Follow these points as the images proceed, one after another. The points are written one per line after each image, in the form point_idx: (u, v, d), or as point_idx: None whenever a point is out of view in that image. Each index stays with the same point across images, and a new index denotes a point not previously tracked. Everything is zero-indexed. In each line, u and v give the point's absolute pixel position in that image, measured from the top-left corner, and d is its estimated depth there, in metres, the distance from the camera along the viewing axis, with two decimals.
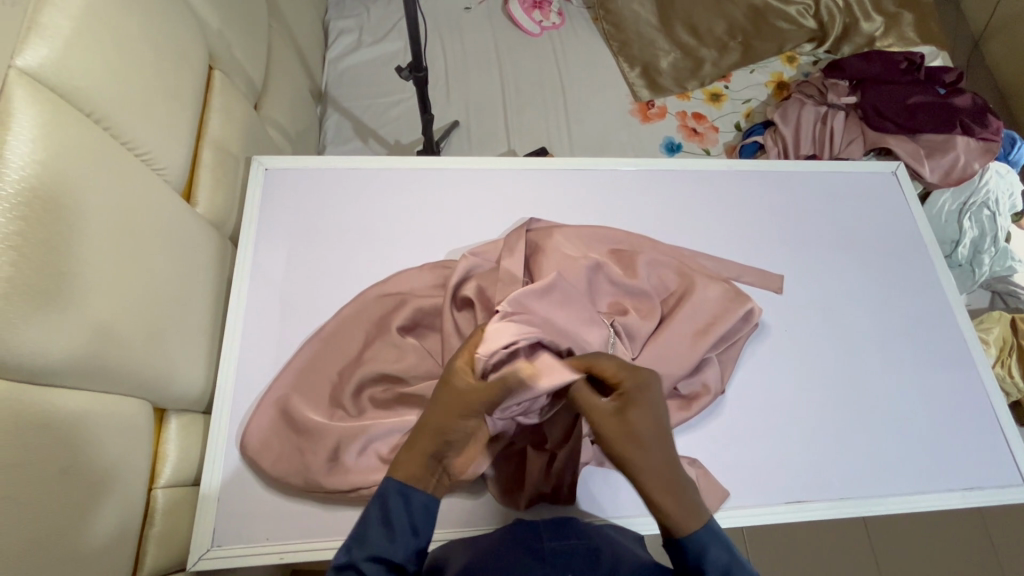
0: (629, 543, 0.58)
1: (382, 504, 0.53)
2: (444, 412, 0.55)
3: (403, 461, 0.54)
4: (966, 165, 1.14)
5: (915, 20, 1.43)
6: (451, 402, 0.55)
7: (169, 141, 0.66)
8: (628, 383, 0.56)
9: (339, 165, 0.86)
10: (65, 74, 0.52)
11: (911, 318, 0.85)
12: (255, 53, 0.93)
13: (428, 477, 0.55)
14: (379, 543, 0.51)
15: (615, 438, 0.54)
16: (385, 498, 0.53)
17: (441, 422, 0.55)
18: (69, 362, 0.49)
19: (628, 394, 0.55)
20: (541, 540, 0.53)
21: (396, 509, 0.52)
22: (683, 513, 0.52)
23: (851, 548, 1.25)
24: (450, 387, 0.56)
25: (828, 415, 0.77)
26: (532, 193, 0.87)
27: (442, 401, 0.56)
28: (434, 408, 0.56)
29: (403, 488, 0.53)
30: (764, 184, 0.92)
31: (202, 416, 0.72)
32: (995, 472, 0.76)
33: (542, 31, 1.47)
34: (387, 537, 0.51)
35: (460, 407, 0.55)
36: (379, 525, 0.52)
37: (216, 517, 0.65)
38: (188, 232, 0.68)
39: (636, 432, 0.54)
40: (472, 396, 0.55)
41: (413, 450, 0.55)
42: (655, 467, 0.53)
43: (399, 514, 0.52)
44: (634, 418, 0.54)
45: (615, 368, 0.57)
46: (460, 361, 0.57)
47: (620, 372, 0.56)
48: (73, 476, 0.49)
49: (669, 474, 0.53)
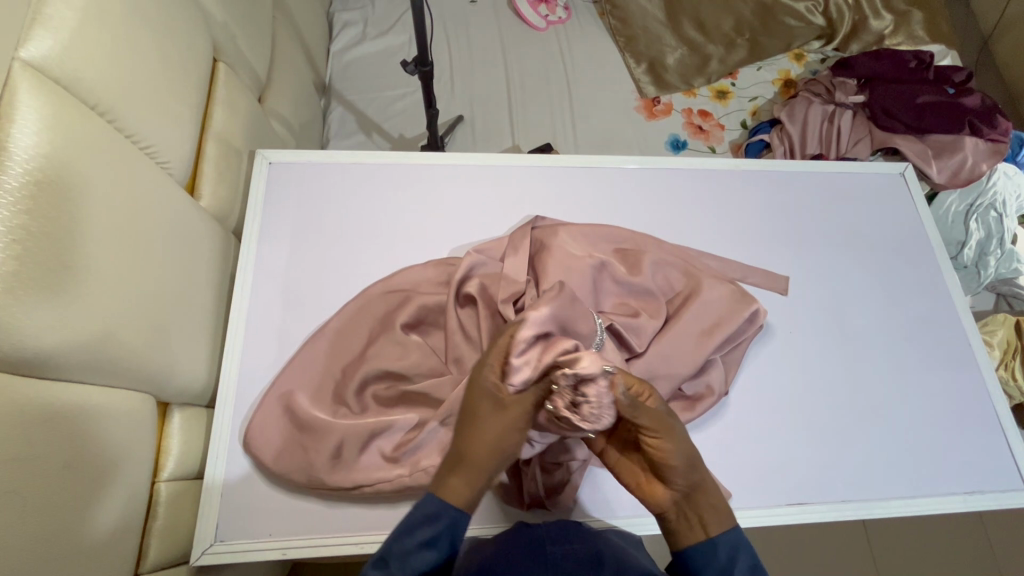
0: (634, 551, 0.57)
1: (430, 523, 0.52)
2: (492, 430, 0.55)
3: (454, 482, 0.54)
4: (974, 165, 1.13)
5: (925, 17, 1.41)
6: (495, 419, 0.56)
7: (174, 133, 0.65)
8: (657, 400, 0.55)
9: (342, 160, 0.85)
10: (69, 66, 0.52)
11: (916, 321, 0.84)
12: (260, 44, 0.92)
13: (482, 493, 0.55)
14: (419, 563, 0.50)
15: (668, 444, 0.54)
16: (435, 518, 0.52)
17: (493, 438, 0.55)
18: (74, 356, 0.49)
19: (660, 408, 0.55)
20: (547, 545, 0.52)
21: (443, 529, 0.52)
22: (721, 508, 0.55)
23: (849, 546, 1.26)
24: (490, 405, 0.56)
25: (832, 418, 0.76)
26: (537, 190, 0.86)
27: (488, 419, 0.56)
28: (480, 430, 0.55)
29: (449, 510, 0.53)
30: (770, 184, 0.91)
31: (205, 410, 0.72)
32: (996, 477, 0.76)
33: (548, 25, 1.46)
34: (427, 556, 0.51)
35: (509, 423, 0.55)
36: (425, 547, 0.51)
37: (218, 513, 0.65)
38: (191, 227, 0.68)
39: (678, 437, 0.55)
40: (515, 406, 0.56)
41: (462, 469, 0.55)
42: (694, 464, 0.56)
43: (442, 537, 0.52)
44: (672, 427, 0.55)
45: (642, 378, 0.56)
46: (489, 372, 0.58)
47: (647, 388, 0.55)
48: (77, 470, 0.49)
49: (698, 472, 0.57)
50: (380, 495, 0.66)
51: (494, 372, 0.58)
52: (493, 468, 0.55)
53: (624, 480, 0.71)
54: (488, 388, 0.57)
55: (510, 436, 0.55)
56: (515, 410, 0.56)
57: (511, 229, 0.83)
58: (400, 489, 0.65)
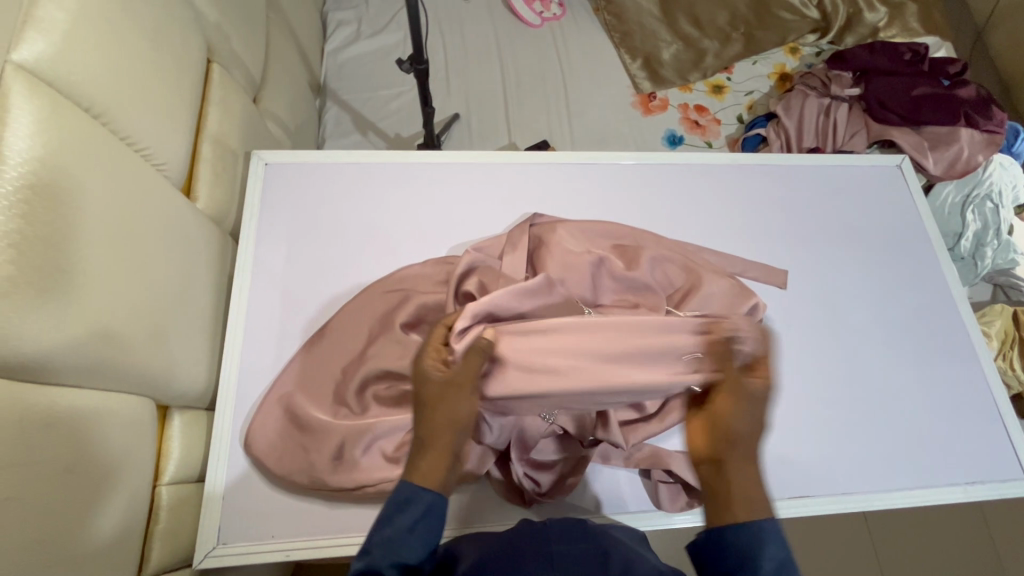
0: (639, 547, 0.57)
1: (401, 509, 0.50)
2: (444, 406, 0.53)
3: (420, 464, 0.53)
4: (970, 157, 1.14)
5: (919, 9, 1.42)
6: (444, 395, 0.53)
7: (169, 135, 0.65)
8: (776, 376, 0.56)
9: (338, 160, 0.85)
10: (63, 69, 0.51)
11: (915, 313, 0.85)
12: (254, 44, 0.91)
13: (450, 470, 0.54)
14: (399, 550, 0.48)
15: (739, 413, 0.54)
16: (405, 502, 0.51)
17: (447, 416, 0.53)
18: (71, 361, 0.49)
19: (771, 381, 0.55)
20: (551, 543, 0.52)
21: (415, 514, 0.50)
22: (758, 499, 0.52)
23: (851, 540, 1.26)
24: (439, 385, 0.54)
25: (831, 411, 0.77)
26: (535, 188, 0.86)
27: (435, 398, 0.54)
28: (431, 411, 0.53)
29: (419, 490, 0.51)
30: (767, 178, 0.91)
31: (205, 413, 0.72)
32: (995, 467, 0.76)
33: (543, 22, 1.45)
34: (407, 543, 0.49)
35: (462, 394, 0.53)
36: (401, 531, 0.49)
37: (220, 517, 0.65)
38: (188, 229, 0.67)
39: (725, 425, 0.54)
40: (462, 378, 0.54)
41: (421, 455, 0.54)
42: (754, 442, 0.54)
43: (417, 518, 0.50)
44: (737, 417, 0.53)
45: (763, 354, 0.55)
46: (430, 356, 0.56)
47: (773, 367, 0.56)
48: (77, 476, 0.49)
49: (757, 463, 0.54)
50: (382, 495, 0.66)
51: (434, 355, 0.56)
52: (453, 444, 0.53)
53: (628, 475, 0.71)
54: (430, 372, 0.54)
55: (462, 403, 0.54)
56: (465, 381, 0.53)
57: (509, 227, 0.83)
58: None
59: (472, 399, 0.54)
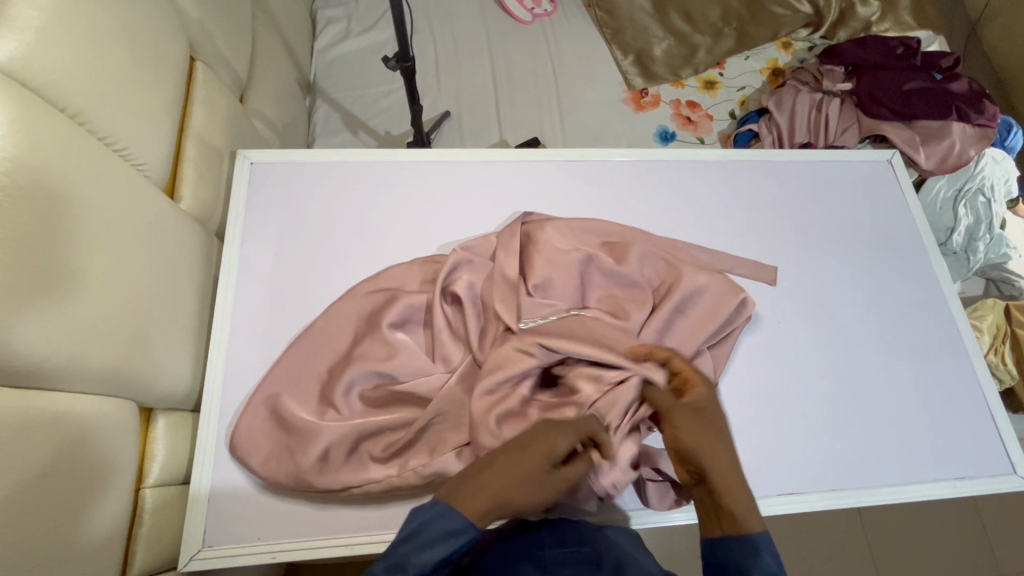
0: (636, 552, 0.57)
1: (448, 539, 0.49)
2: (541, 488, 0.53)
3: (479, 506, 0.51)
4: (962, 151, 1.13)
5: (912, 3, 1.41)
6: (550, 483, 0.53)
7: (149, 135, 0.64)
8: (703, 388, 0.61)
9: (324, 159, 0.84)
10: (37, 68, 0.51)
11: (905, 308, 0.85)
12: (240, 42, 0.91)
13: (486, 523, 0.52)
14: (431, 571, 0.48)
15: (691, 428, 0.57)
16: (454, 536, 0.49)
17: (535, 494, 0.52)
18: (46, 364, 0.48)
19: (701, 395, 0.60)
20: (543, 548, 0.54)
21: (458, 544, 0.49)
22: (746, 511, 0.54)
23: (845, 534, 1.26)
24: (557, 469, 0.54)
25: (821, 408, 0.77)
26: (523, 185, 0.86)
27: (542, 475, 0.53)
28: (529, 478, 0.52)
29: (469, 529, 0.50)
30: (756, 174, 0.91)
31: (190, 414, 0.71)
32: (985, 461, 0.76)
33: (534, 19, 1.45)
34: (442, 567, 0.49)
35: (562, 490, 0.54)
36: (441, 561, 0.48)
37: (206, 519, 0.65)
38: (170, 230, 0.67)
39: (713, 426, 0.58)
40: (573, 477, 0.55)
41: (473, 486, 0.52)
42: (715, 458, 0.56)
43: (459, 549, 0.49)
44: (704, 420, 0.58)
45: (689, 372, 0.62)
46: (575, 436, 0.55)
47: (696, 377, 0.62)
48: (56, 480, 0.49)
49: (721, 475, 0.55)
50: (369, 495, 0.65)
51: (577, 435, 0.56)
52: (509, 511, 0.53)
53: None
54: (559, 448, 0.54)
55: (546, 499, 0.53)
56: (573, 480, 0.55)
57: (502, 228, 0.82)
58: (389, 489, 0.65)
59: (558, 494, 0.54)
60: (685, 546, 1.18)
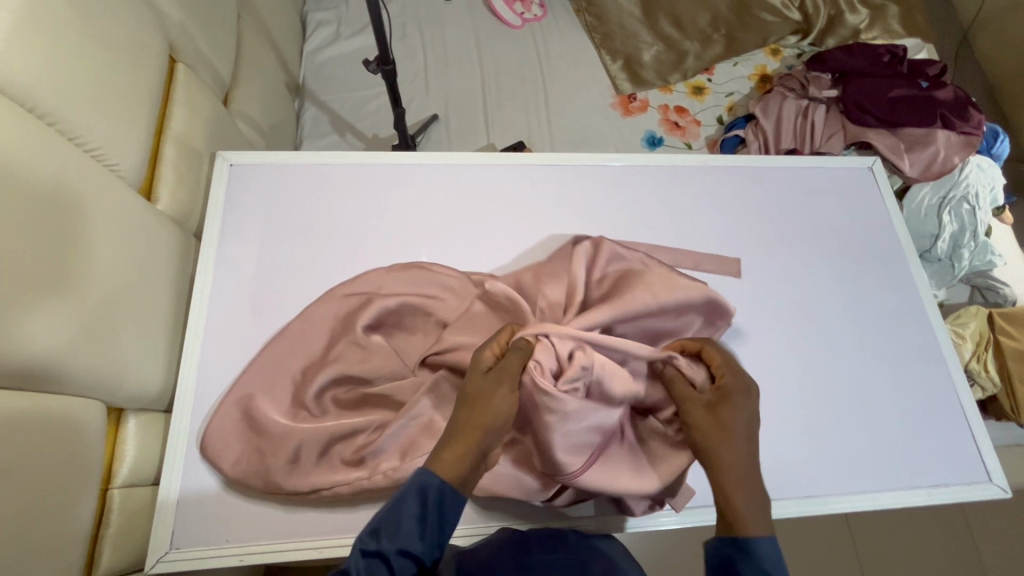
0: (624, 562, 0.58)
1: (421, 497, 0.50)
2: (482, 399, 0.55)
3: (444, 454, 0.52)
4: (946, 158, 1.14)
5: (900, 12, 1.42)
6: (487, 388, 0.56)
7: (124, 135, 0.64)
8: (731, 381, 0.59)
9: (305, 161, 0.85)
10: (6, 68, 0.51)
11: (883, 314, 0.85)
12: (223, 44, 0.91)
13: (471, 470, 0.53)
14: (411, 537, 0.48)
15: (710, 431, 0.56)
16: (425, 492, 0.50)
17: (484, 405, 0.55)
18: (10, 365, 0.48)
19: (728, 389, 0.59)
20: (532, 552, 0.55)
21: (433, 503, 0.50)
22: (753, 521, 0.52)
23: (829, 541, 1.26)
24: (484, 375, 0.57)
25: (798, 414, 0.76)
26: (503, 188, 0.86)
27: (479, 386, 0.57)
28: (470, 402, 0.55)
29: (443, 485, 0.51)
30: (738, 180, 0.91)
31: (163, 415, 0.71)
32: (961, 469, 0.76)
33: (524, 23, 1.45)
34: (418, 532, 0.49)
35: (500, 388, 0.56)
36: (415, 521, 0.49)
37: (175, 521, 0.64)
38: (145, 232, 0.67)
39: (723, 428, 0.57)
40: (506, 372, 0.57)
41: (490, 401, 0.55)
42: (741, 465, 0.55)
43: (434, 510, 0.50)
44: (733, 415, 0.57)
45: (722, 366, 0.61)
46: (487, 350, 0.60)
47: (726, 369, 0.60)
48: (18, 481, 0.48)
49: (747, 478, 0.54)
50: (339, 498, 0.65)
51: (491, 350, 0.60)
52: (482, 442, 0.54)
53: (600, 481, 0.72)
54: (482, 362, 0.59)
55: (498, 405, 0.55)
56: (507, 373, 0.57)
57: (500, 267, 0.80)
58: (359, 493, 0.65)
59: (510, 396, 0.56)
60: (666, 552, 1.17)
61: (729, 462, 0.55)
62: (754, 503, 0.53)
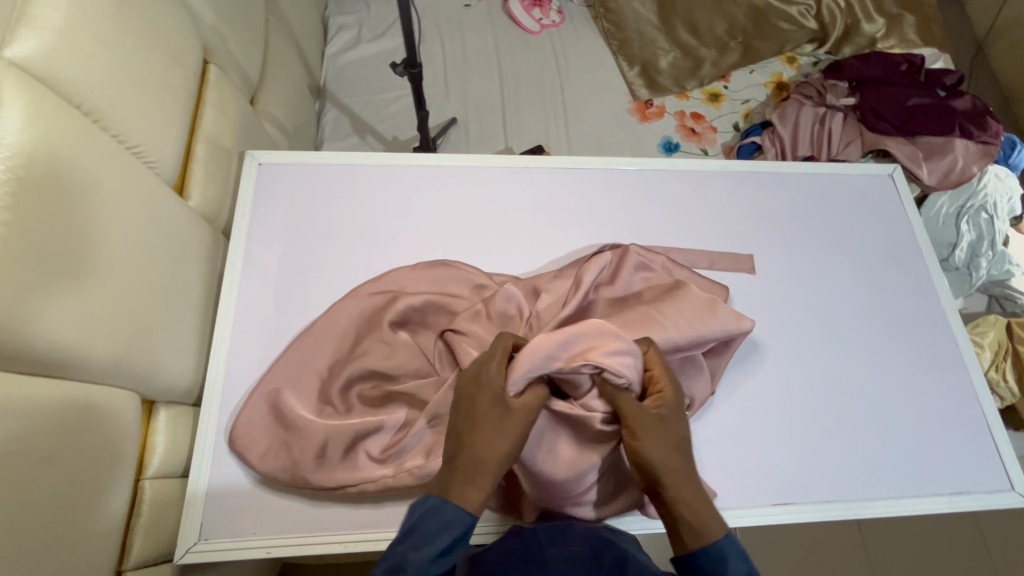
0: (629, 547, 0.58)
1: (444, 530, 0.52)
2: (496, 436, 0.55)
3: (464, 489, 0.54)
4: (964, 168, 1.13)
5: (917, 21, 1.42)
6: (501, 423, 0.56)
7: (161, 133, 0.66)
8: (669, 392, 0.59)
9: (331, 161, 0.86)
10: (54, 65, 0.52)
11: (904, 321, 0.85)
12: (252, 47, 0.93)
13: (488, 502, 0.55)
14: (433, 570, 0.51)
15: (657, 443, 0.56)
16: (449, 526, 0.52)
17: (501, 442, 0.55)
18: (52, 353, 0.49)
19: (667, 401, 0.59)
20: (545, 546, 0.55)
21: (457, 538, 0.52)
22: (709, 519, 0.55)
23: (844, 548, 1.25)
24: (495, 408, 0.56)
25: (820, 418, 0.77)
26: (525, 190, 0.87)
27: (491, 422, 0.56)
28: (483, 435, 0.55)
29: (466, 517, 0.53)
30: (758, 186, 0.92)
31: (191, 408, 0.72)
32: (983, 478, 0.76)
33: (542, 29, 1.47)
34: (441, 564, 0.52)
35: (517, 425, 0.56)
36: (437, 555, 0.52)
37: (203, 513, 0.65)
38: (178, 228, 0.68)
39: (672, 427, 0.58)
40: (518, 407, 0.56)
41: (506, 434, 0.55)
42: (682, 473, 0.56)
43: (457, 543, 0.52)
44: (674, 426, 0.58)
45: (658, 377, 0.60)
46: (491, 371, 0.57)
47: (663, 380, 0.60)
48: (56, 469, 0.49)
49: (688, 482, 0.56)
50: (365, 494, 0.66)
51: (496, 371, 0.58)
52: (498, 474, 0.55)
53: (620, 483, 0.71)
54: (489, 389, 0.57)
55: (515, 440, 0.55)
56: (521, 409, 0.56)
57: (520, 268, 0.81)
58: (385, 489, 0.65)
59: (526, 432, 0.56)
60: None
61: (674, 469, 0.56)
62: (707, 506, 0.55)
